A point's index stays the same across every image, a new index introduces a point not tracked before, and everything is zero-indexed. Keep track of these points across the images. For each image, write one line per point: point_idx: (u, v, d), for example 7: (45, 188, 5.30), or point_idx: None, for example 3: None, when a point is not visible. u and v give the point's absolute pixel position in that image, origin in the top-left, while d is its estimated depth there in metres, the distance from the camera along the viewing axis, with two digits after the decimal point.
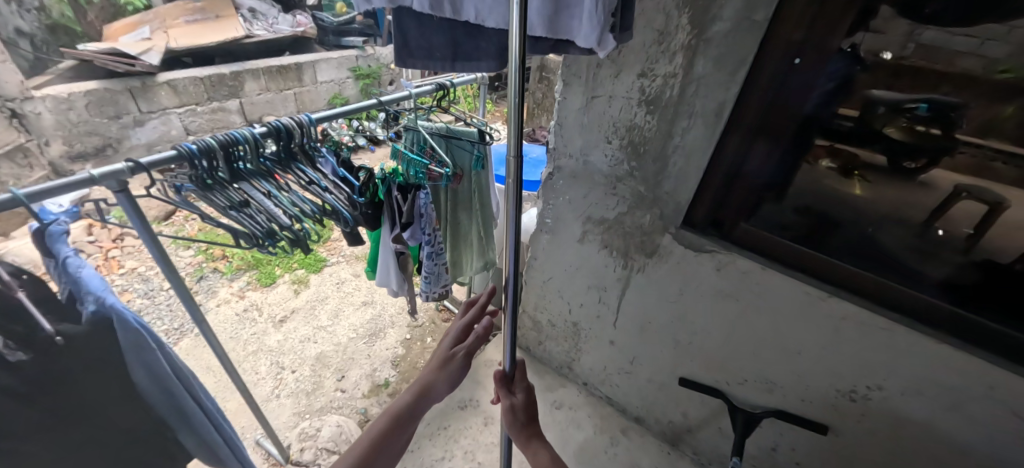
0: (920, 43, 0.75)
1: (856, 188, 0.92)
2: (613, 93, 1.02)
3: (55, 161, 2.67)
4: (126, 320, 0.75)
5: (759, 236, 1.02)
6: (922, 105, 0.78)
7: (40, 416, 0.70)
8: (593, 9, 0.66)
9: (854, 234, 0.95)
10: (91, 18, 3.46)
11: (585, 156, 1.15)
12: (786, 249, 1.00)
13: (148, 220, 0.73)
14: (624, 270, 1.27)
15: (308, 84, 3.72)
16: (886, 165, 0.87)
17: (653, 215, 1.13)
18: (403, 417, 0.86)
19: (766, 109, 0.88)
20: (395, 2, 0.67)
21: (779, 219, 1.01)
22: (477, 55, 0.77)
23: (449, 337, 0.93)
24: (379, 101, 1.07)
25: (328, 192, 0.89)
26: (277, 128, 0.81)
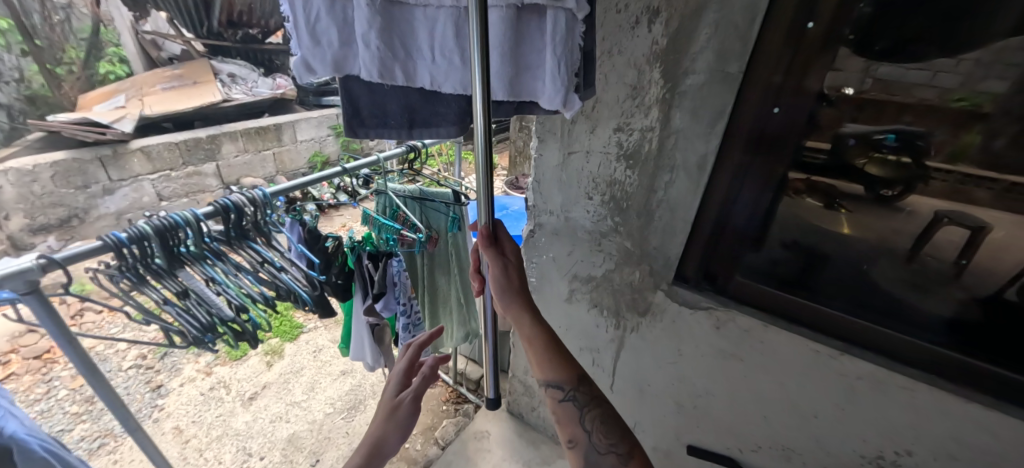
0: (877, 78, 0.72)
1: (844, 227, 0.86)
2: (589, 148, 0.98)
3: (14, 234, 2.65)
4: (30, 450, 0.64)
5: (757, 291, 0.95)
6: (890, 136, 0.74)
7: None
8: (555, 70, 0.63)
9: (845, 274, 0.88)
10: (67, 89, 3.47)
11: (566, 212, 1.09)
12: (789, 304, 0.92)
13: (61, 321, 0.64)
14: (617, 331, 1.18)
15: (287, 143, 3.71)
16: (864, 193, 0.81)
17: (643, 272, 1.06)
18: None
19: (753, 161, 0.84)
20: (342, 71, 0.63)
21: (779, 273, 0.93)
22: (435, 120, 0.73)
23: (393, 383, 0.92)
24: (345, 169, 1.01)
25: (283, 272, 0.82)
26: (225, 206, 0.74)
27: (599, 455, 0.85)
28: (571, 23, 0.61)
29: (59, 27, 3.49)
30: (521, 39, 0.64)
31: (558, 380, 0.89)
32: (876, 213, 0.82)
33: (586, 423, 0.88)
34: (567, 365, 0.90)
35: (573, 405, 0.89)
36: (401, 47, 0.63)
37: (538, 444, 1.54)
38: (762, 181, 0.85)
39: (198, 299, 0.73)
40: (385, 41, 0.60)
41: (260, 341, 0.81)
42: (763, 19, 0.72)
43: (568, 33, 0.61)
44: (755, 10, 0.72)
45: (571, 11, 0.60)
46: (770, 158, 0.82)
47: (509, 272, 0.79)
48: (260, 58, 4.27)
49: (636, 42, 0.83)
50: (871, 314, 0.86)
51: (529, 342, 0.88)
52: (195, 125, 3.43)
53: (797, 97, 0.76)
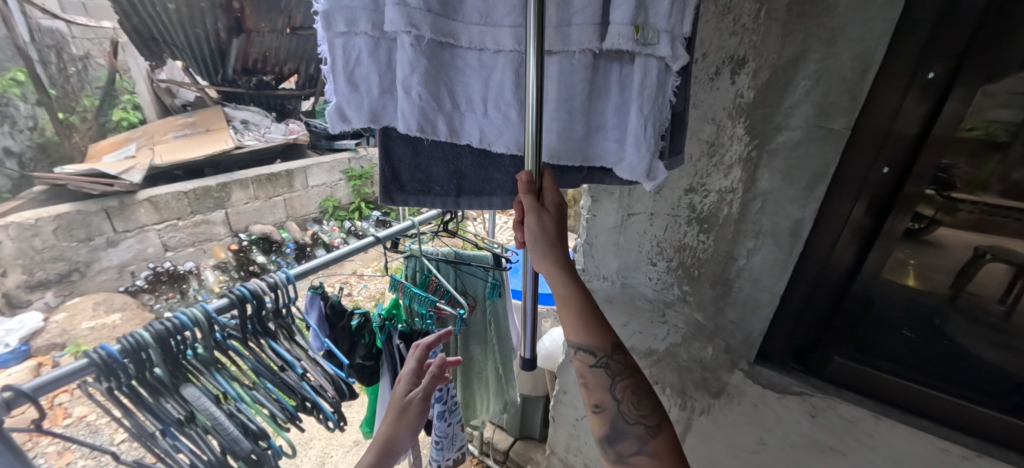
0: (942, 116, 0.61)
1: (908, 278, 0.75)
2: (653, 210, 0.87)
3: (11, 291, 2.56)
4: None
5: (862, 372, 0.82)
6: (935, 173, 0.65)
7: None
8: (640, 132, 0.49)
9: (889, 335, 0.80)
10: (78, 138, 3.44)
11: (624, 278, 0.96)
12: (903, 389, 0.78)
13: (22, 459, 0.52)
14: (682, 412, 1.03)
15: (298, 189, 3.64)
16: (895, 230, 0.71)
17: (716, 348, 0.92)
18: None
19: (862, 226, 0.71)
20: (378, 122, 0.52)
21: (887, 351, 0.81)
22: (489, 188, 0.60)
23: (399, 383, 0.76)
24: (376, 237, 0.91)
25: (306, 379, 0.70)
26: (241, 296, 0.64)
27: (626, 426, 0.67)
28: (665, 76, 0.48)
29: (75, 76, 3.52)
30: (596, 94, 0.52)
31: (592, 345, 0.67)
32: (939, 265, 0.72)
33: (617, 392, 0.68)
34: (604, 328, 0.67)
35: (607, 373, 0.67)
36: (448, 96, 0.50)
37: None
38: (872, 249, 0.73)
39: (203, 425, 0.60)
40: (430, 90, 0.48)
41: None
42: (879, 68, 0.61)
43: (659, 87, 0.48)
44: (868, 60, 0.61)
45: (665, 60, 0.47)
46: (886, 222, 0.70)
47: (545, 227, 0.56)
48: (273, 103, 4.27)
49: (716, 95, 0.73)
50: (925, 378, 0.77)
51: (562, 300, 0.64)
52: (206, 172, 3.38)
53: (920, 157, 0.64)
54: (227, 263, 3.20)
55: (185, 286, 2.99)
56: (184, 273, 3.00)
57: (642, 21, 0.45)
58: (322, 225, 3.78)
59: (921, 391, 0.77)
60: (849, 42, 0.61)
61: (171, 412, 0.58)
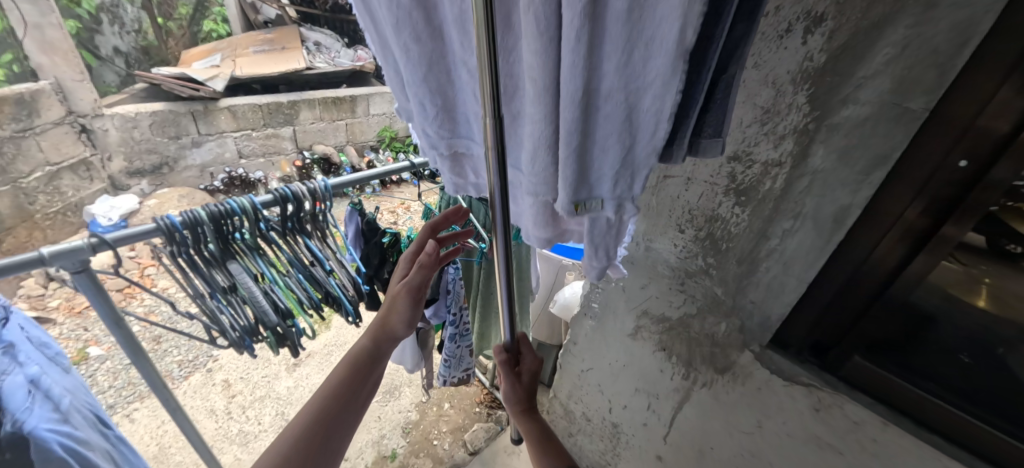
0: None
1: (980, 299, 0.69)
2: (691, 176, 0.83)
3: (115, 175, 2.95)
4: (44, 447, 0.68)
5: (889, 383, 0.77)
6: None
7: None
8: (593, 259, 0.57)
9: (939, 357, 0.74)
10: (173, 44, 3.73)
11: (648, 242, 0.95)
12: (940, 410, 0.72)
13: (108, 297, 0.66)
14: (684, 382, 1.03)
15: (360, 116, 3.77)
16: (982, 244, 0.64)
17: (731, 325, 0.90)
18: (365, 361, 0.73)
19: (915, 229, 0.66)
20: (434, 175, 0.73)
21: (935, 369, 0.75)
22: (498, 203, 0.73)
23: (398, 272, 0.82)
24: (413, 165, 0.94)
25: (333, 277, 0.79)
26: (284, 195, 0.71)
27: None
28: (618, 223, 0.53)
29: None
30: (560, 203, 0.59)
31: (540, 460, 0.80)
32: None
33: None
34: (557, 453, 0.80)
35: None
36: (472, 172, 0.68)
37: None
38: (920, 254, 0.68)
39: (243, 296, 0.71)
40: (456, 171, 0.68)
41: (300, 346, 0.78)
42: (979, 43, 0.53)
43: (610, 229, 0.54)
44: (968, 32, 0.53)
45: (612, 217, 0.52)
46: (943, 227, 0.65)
47: (516, 388, 0.78)
48: (345, 28, 4.34)
49: (782, 56, 0.66)
50: (967, 405, 0.71)
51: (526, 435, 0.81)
52: (280, 88, 3.58)
53: (1003, 160, 0.57)
54: (292, 177, 3.50)
55: (254, 193, 3.33)
56: (254, 181, 3.33)
57: (583, 197, 0.51)
58: (378, 154, 3.94)
59: (953, 413, 0.71)
60: (951, 8, 0.53)
61: (218, 281, 0.69)
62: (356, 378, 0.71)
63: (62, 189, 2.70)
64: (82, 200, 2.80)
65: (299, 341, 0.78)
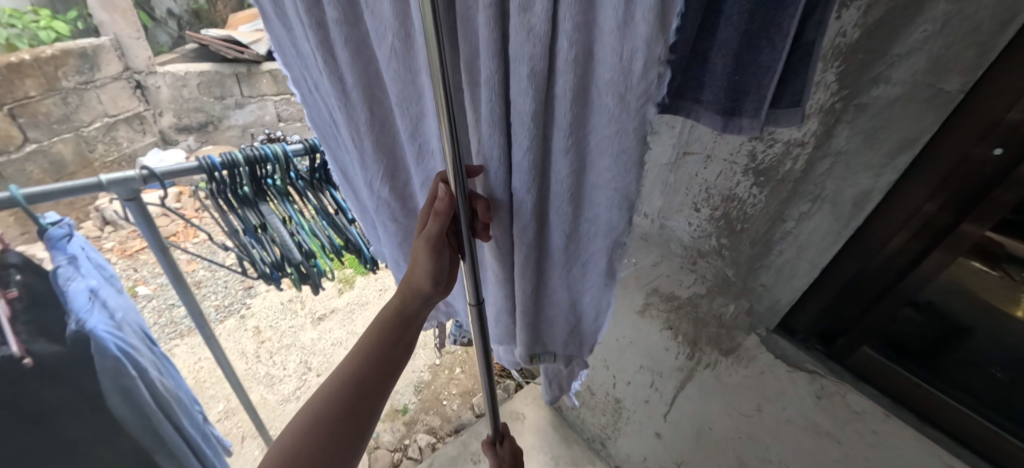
0: None
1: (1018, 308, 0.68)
2: (710, 153, 0.82)
3: (165, 130, 3.14)
4: (103, 348, 0.88)
5: (901, 381, 0.76)
6: None
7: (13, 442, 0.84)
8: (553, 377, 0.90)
9: (970, 367, 0.72)
10: (222, 8, 3.86)
11: (663, 219, 0.95)
12: (951, 411, 0.72)
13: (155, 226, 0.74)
14: (688, 362, 1.05)
15: None
16: None
17: (739, 307, 0.90)
18: (390, 323, 0.71)
19: (932, 227, 0.67)
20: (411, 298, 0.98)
21: (964, 379, 0.73)
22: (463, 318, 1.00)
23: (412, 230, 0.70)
24: None
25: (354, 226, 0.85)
26: (313, 147, 0.76)
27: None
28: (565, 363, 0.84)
29: None
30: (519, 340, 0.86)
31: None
32: None
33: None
34: None
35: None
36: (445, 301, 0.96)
37: (571, 442, 1.52)
38: (936, 249, 0.68)
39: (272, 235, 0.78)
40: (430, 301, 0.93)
41: (321, 287, 0.85)
42: None
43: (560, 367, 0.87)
44: (1016, 8, 0.48)
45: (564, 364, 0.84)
46: (964, 222, 0.64)
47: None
48: None
49: None
50: (985, 411, 0.70)
51: None
52: None
53: None
54: None
55: None
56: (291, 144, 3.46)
57: (538, 352, 0.80)
58: None
59: (962, 413, 0.71)
60: None
61: (251, 219, 0.76)
62: (388, 335, 0.70)
63: (118, 141, 2.90)
64: (136, 152, 3.05)
65: (319, 280, 0.84)
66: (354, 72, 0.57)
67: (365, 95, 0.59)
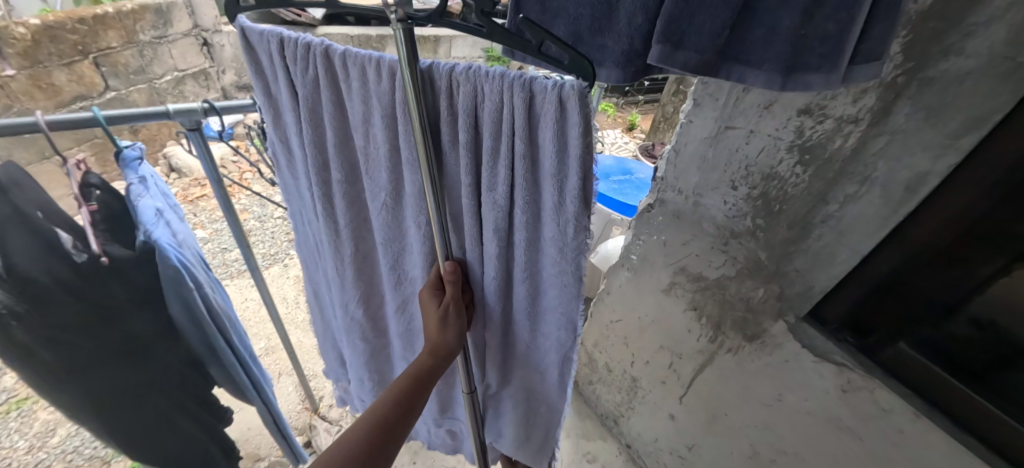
0: None
1: None
2: (754, 128, 0.78)
3: (226, 87, 3.33)
4: (167, 257, 0.79)
5: (932, 380, 0.74)
6: None
7: (71, 330, 0.80)
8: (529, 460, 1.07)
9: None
10: None
11: (697, 196, 0.93)
12: (993, 422, 0.68)
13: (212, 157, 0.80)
14: (710, 346, 1.03)
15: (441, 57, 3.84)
16: None
17: (769, 292, 0.87)
18: (419, 375, 0.77)
19: (970, 214, 0.64)
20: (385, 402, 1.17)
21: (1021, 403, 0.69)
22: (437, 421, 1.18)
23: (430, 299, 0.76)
24: None
25: None
26: None
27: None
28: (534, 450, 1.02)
29: None
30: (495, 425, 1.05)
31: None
32: None
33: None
34: None
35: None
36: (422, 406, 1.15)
37: (584, 416, 1.53)
38: (984, 246, 0.66)
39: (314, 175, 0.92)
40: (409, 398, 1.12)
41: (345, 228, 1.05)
42: None
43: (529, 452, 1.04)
44: None
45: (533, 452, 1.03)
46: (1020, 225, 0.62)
47: None
48: None
49: None
50: None
51: None
52: None
53: None
54: None
55: None
56: None
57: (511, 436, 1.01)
58: None
59: (1004, 424, 0.67)
60: None
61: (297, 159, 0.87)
62: (417, 384, 0.77)
63: (185, 94, 3.11)
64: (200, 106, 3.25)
65: None
66: (347, 216, 0.80)
67: (353, 231, 0.83)
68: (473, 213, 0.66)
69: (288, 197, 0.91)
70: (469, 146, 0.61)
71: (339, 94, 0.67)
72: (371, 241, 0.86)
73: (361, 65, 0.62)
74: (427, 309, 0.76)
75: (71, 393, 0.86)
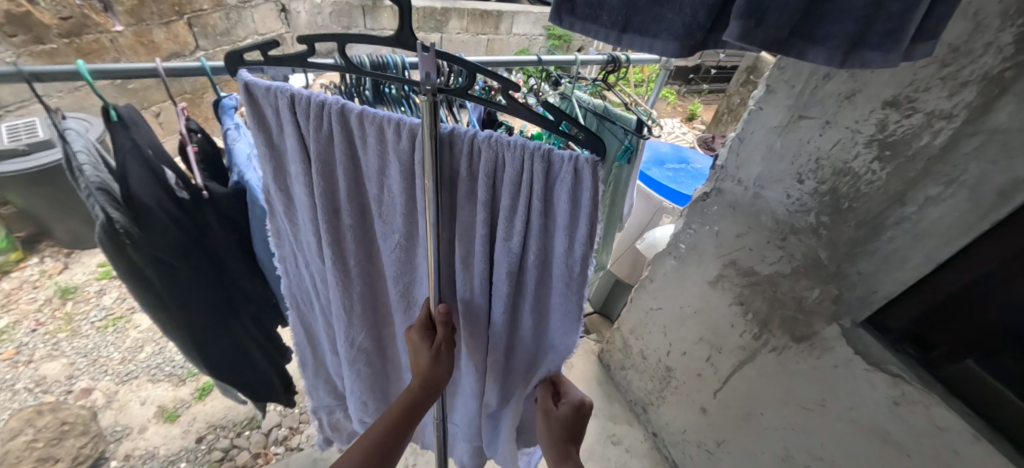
0: None
1: None
2: (831, 119, 0.74)
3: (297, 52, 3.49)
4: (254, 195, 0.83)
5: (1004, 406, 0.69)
6: None
7: (173, 259, 0.79)
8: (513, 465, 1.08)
9: None
10: None
11: (758, 188, 0.90)
12: None
13: None
14: (753, 342, 1.00)
15: (502, 33, 3.83)
16: None
17: (825, 293, 0.84)
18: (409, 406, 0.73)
19: None
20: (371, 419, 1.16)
21: None
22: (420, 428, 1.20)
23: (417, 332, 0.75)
24: (539, 60, 0.92)
25: None
26: None
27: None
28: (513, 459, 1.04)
29: None
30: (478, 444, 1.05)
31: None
32: None
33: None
34: None
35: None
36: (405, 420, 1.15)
37: (612, 400, 1.54)
38: None
39: None
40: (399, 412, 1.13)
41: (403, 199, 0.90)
42: None
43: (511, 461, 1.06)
44: None
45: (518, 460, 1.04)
46: None
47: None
48: None
49: None
50: None
51: None
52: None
53: None
54: None
55: None
56: None
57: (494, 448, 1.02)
58: None
59: None
60: None
61: None
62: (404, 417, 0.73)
63: None
64: None
65: None
66: (356, 257, 0.77)
67: (362, 275, 0.80)
68: (478, 256, 0.67)
69: (281, 246, 0.86)
70: (480, 203, 0.61)
71: (352, 146, 0.65)
72: (377, 283, 0.83)
73: (379, 123, 0.60)
74: (416, 348, 0.75)
75: (163, 315, 0.84)
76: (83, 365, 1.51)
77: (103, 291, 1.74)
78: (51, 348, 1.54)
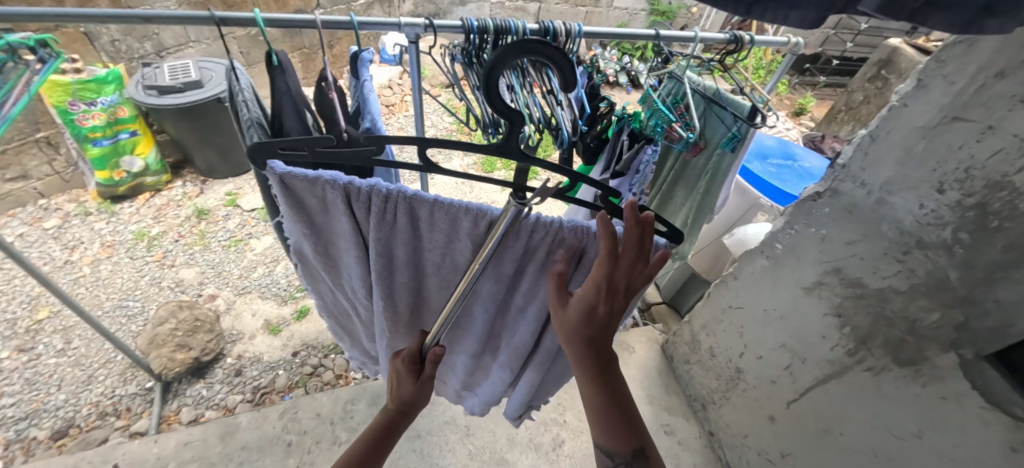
0: None
1: None
2: (995, 124, 0.66)
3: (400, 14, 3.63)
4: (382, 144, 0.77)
5: None
6: None
7: None
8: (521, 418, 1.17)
9: None
10: None
11: (884, 193, 0.82)
12: None
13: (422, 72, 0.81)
14: (844, 358, 0.94)
15: (602, 6, 3.68)
16: None
17: (946, 318, 0.76)
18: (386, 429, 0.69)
19: None
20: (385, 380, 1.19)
21: None
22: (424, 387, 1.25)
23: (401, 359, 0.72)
24: (656, 35, 0.90)
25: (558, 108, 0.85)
26: (546, 29, 0.79)
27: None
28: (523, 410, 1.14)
29: None
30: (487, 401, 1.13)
31: (606, 444, 0.63)
32: None
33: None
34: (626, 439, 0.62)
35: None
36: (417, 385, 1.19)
37: (671, 392, 1.51)
38: None
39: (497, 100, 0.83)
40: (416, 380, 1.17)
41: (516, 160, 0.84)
42: None
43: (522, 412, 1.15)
44: None
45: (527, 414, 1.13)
46: None
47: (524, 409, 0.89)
48: None
49: None
50: None
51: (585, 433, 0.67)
52: None
53: None
54: None
55: None
56: None
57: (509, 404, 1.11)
58: None
59: None
60: None
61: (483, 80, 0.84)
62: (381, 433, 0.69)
63: None
64: None
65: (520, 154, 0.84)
66: (401, 294, 0.79)
67: (406, 306, 0.82)
68: (527, 293, 0.74)
69: (318, 281, 0.85)
70: (539, 264, 0.68)
71: (415, 226, 0.65)
72: (417, 311, 0.86)
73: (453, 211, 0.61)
74: (400, 381, 0.71)
75: None
76: (211, 275, 1.79)
77: (229, 216, 2.02)
78: (189, 257, 1.83)
